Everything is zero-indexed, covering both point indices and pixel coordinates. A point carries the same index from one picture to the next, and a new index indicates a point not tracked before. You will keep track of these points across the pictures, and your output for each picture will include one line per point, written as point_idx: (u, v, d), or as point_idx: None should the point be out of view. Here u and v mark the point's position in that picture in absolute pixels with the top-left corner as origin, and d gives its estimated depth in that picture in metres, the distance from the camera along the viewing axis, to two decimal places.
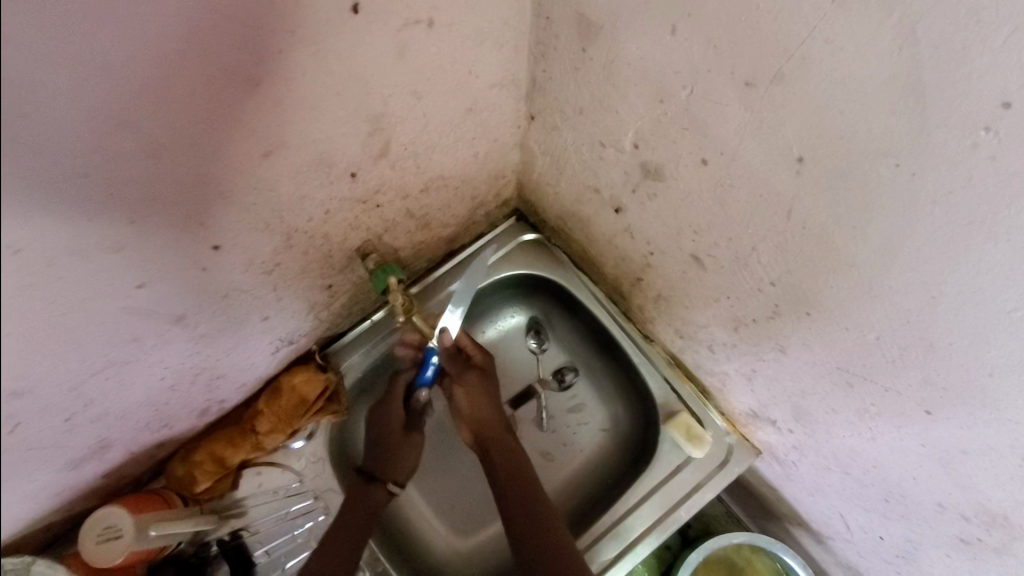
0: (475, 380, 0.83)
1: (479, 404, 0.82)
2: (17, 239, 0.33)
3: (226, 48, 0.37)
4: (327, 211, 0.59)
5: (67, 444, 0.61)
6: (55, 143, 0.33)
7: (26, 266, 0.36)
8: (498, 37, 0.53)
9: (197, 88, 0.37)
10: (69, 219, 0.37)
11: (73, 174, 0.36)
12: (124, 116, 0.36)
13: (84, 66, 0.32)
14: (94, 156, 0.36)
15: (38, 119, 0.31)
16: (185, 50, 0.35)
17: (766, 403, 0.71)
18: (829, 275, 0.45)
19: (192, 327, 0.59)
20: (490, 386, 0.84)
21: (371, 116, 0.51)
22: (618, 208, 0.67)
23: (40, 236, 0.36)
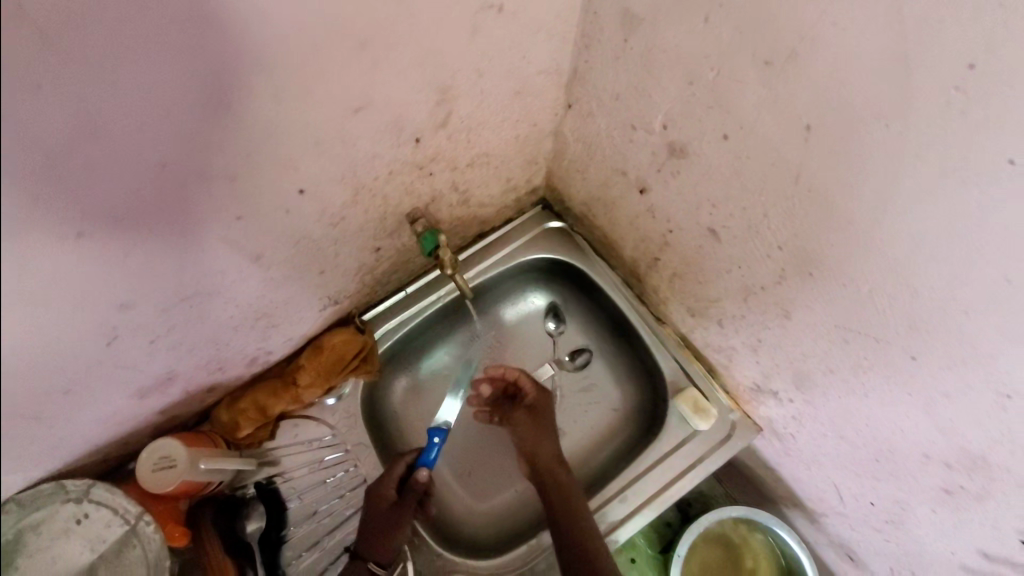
0: (526, 416, 0.93)
1: (533, 437, 0.92)
2: (160, 137, 0.43)
3: (343, 9, 0.45)
4: (390, 172, 0.67)
5: (143, 369, 0.68)
6: (205, 80, 0.42)
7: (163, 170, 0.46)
8: (551, 28, 0.62)
9: (315, 45, 0.46)
10: (204, 141, 0.47)
11: (218, 104, 0.45)
12: (263, 59, 0.44)
13: (249, 16, 0.41)
14: (235, 89, 0.45)
15: (198, 57, 0.41)
16: (313, 8, 0.43)
17: (769, 374, 0.78)
18: (829, 233, 0.53)
19: (265, 269, 0.67)
20: (542, 418, 0.93)
21: (440, 87, 0.59)
22: (642, 188, 0.75)
23: (182, 146, 0.46)
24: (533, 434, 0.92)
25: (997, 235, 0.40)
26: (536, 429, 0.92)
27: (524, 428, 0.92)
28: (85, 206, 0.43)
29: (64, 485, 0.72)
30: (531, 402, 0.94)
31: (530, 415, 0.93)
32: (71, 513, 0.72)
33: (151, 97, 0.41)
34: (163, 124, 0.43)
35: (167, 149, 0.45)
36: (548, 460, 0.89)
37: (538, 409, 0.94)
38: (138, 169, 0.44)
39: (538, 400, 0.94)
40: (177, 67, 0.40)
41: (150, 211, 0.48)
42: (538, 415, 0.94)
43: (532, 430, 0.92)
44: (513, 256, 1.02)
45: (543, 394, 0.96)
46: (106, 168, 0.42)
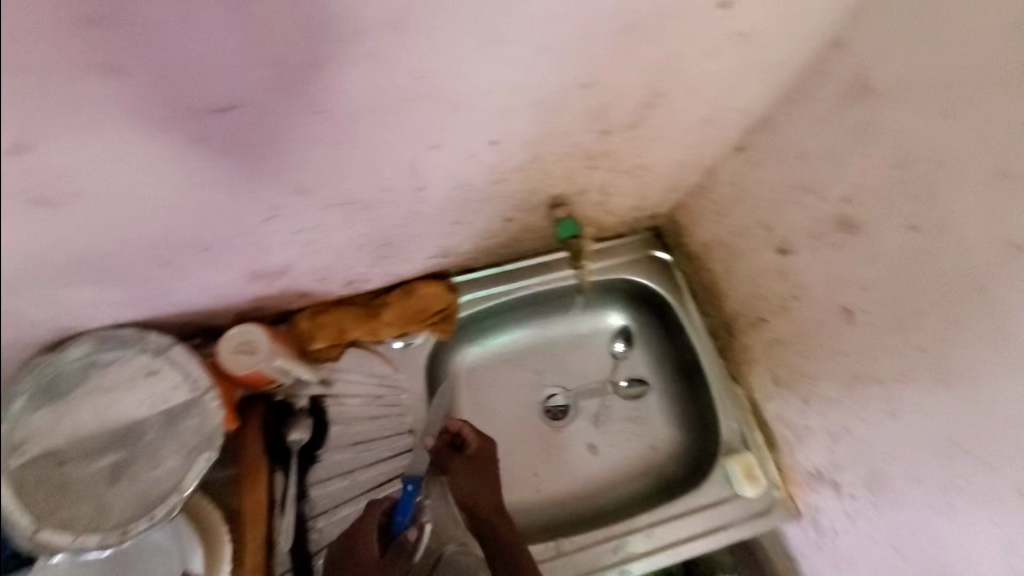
0: (466, 468, 0.86)
1: (475, 490, 0.85)
2: (437, 52, 0.45)
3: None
4: (567, 154, 0.68)
5: (272, 253, 0.70)
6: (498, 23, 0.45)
7: (418, 81, 0.48)
8: (772, 72, 0.64)
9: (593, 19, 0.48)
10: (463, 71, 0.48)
11: (494, 42, 0.46)
12: (551, 18, 0.46)
13: None
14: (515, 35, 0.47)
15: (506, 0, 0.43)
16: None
17: (840, 464, 0.78)
18: (988, 354, 0.53)
19: (420, 201, 0.69)
20: (481, 473, 0.86)
21: (655, 92, 0.61)
22: (784, 249, 0.76)
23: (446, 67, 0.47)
24: (472, 492, 0.84)
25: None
26: (477, 483, 0.85)
27: (462, 483, 0.84)
28: (331, 86, 0.46)
29: (145, 337, 0.75)
30: (469, 453, 0.87)
31: (469, 467, 0.86)
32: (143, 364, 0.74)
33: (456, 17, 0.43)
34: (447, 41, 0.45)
35: (431, 68, 0.47)
36: (489, 514, 0.83)
37: (477, 460, 0.87)
38: (398, 74, 0.47)
39: (475, 451, 0.87)
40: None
41: (386, 113, 0.50)
42: (478, 468, 0.86)
43: (474, 485, 0.85)
44: (613, 270, 1.03)
45: (486, 443, 0.88)
46: (378, 58, 0.44)
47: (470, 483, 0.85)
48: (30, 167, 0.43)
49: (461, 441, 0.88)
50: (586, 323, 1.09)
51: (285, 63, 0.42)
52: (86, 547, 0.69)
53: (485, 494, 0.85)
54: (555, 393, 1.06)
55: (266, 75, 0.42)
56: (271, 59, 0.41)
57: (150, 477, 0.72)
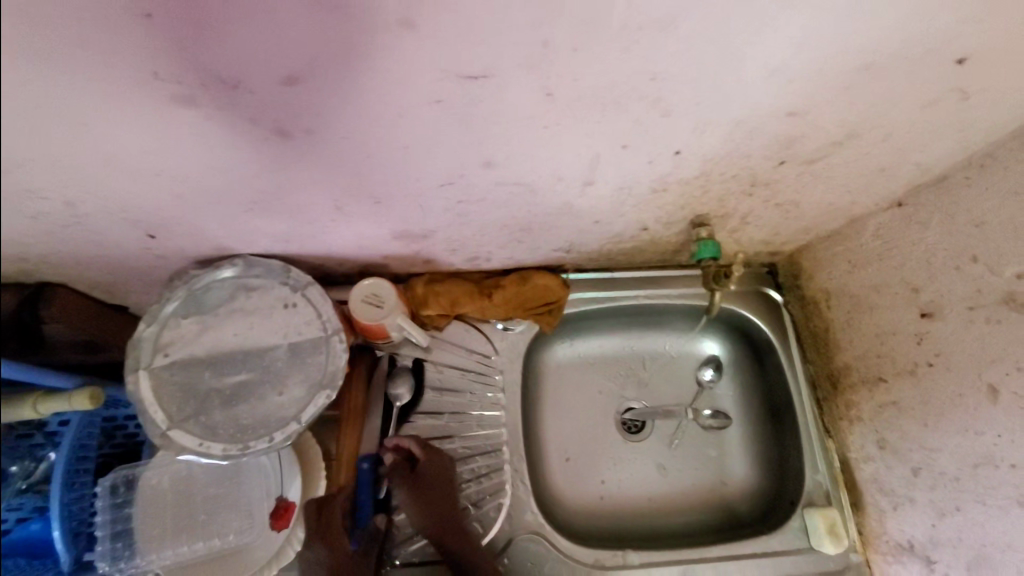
0: (416, 487, 0.84)
1: (428, 509, 0.83)
2: (678, 63, 0.48)
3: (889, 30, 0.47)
4: (734, 176, 0.69)
5: (428, 216, 0.73)
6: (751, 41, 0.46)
7: (647, 88, 0.50)
8: (970, 134, 0.62)
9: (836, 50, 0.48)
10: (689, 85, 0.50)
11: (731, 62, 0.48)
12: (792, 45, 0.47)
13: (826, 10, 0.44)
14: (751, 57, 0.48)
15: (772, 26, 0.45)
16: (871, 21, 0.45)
17: (942, 544, 0.75)
18: None
19: (580, 195, 0.70)
20: (431, 488, 0.85)
21: (850, 131, 0.60)
22: (928, 314, 0.74)
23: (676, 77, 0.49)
24: (421, 509, 0.83)
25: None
26: (429, 503, 0.83)
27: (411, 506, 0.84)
28: (574, 75, 0.48)
29: (289, 271, 0.80)
30: (421, 469, 0.85)
31: (415, 483, 0.84)
32: (283, 296, 0.80)
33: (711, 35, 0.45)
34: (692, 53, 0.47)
35: (670, 71, 0.49)
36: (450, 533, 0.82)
37: (428, 478, 0.85)
38: (636, 73, 0.48)
39: (428, 467, 0.85)
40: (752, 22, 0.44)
41: (600, 110, 0.53)
42: (422, 482, 0.85)
43: (427, 501, 0.84)
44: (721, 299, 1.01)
45: (436, 455, 0.87)
46: (626, 61, 0.47)
47: (421, 499, 0.84)
48: (287, 96, 0.48)
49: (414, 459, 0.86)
50: (671, 350, 1.09)
51: (547, 45, 0.44)
52: (210, 454, 0.74)
53: (444, 509, 0.84)
54: (635, 407, 1.05)
55: (529, 53, 0.45)
56: (538, 40, 0.44)
57: (274, 401, 0.77)
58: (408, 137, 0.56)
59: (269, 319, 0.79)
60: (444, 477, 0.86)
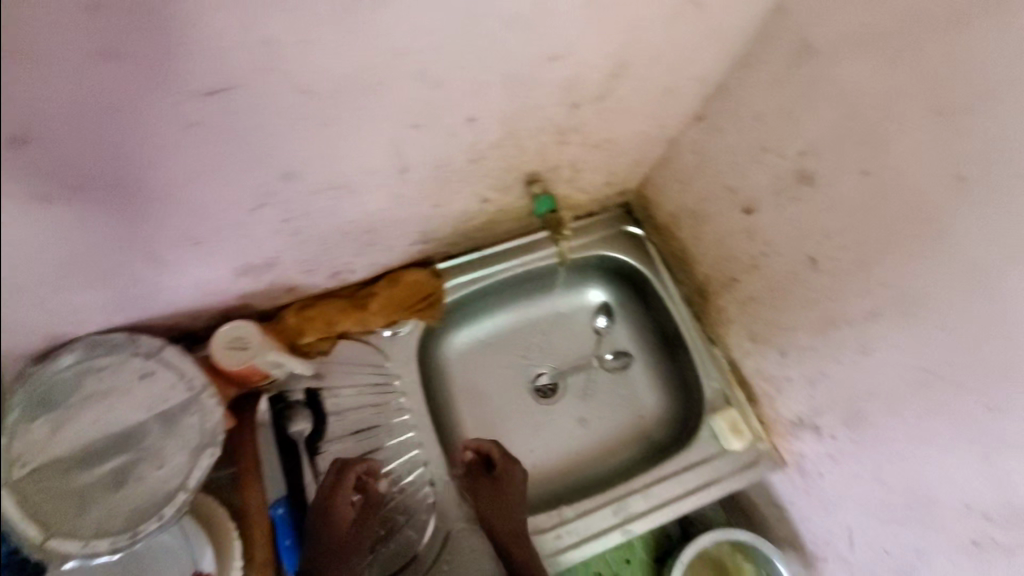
0: (488, 486, 0.85)
1: (502, 511, 0.83)
2: (415, 34, 0.49)
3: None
4: (538, 129, 0.72)
5: (260, 244, 0.70)
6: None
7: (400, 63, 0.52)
8: (723, 39, 0.68)
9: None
10: (437, 51, 0.52)
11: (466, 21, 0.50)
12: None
13: None
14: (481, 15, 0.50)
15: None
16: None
17: (820, 409, 0.82)
18: (942, 282, 0.58)
19: (402, 184, 0.71)
20: (500, 494, 0.84)
21: (618, 62, 0.65)
22: (749, 208, 0.81)
23: (423, 47, 0.51)
24: (488, 508, 0.83)
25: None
26: (501, 505, 0.83)
27: (483, 501, 0.84)
28: (319, 67, 0.49)
29: (137, 340, 0.76)
30: (496, 472, 0.86)
31: (492, 487, 0.85)
32: (138, 367, 0.75)
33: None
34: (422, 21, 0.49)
35: (416, 40, 0.50)
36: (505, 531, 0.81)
37: (502, 486, 0.85)
38: (382, 48, 0.49)
39: (500, 469, 0.86)
40: None
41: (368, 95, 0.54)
42: (501, 488, 0.85)
43: (496, 505, 0.84)
44: (590, 247, 1.07)
45: (512, 467, 0.86)
46: (363, 41, 0.48)
47: (494, 507, 0.83)
48: None
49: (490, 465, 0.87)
50: (564, 304, 1.13)
51: (272, 40, 0.45)
52: (97, 552, 0.69)
53: (510, 497, 0.84)
54: (544, 371, 1.08)
55: (257, 53, 0.45)
56: (258, 37, 0.44)
57: (155, 477, 0.72)
58: (188, 170, 0.53)
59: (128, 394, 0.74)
60: (516, 487, 0.85)
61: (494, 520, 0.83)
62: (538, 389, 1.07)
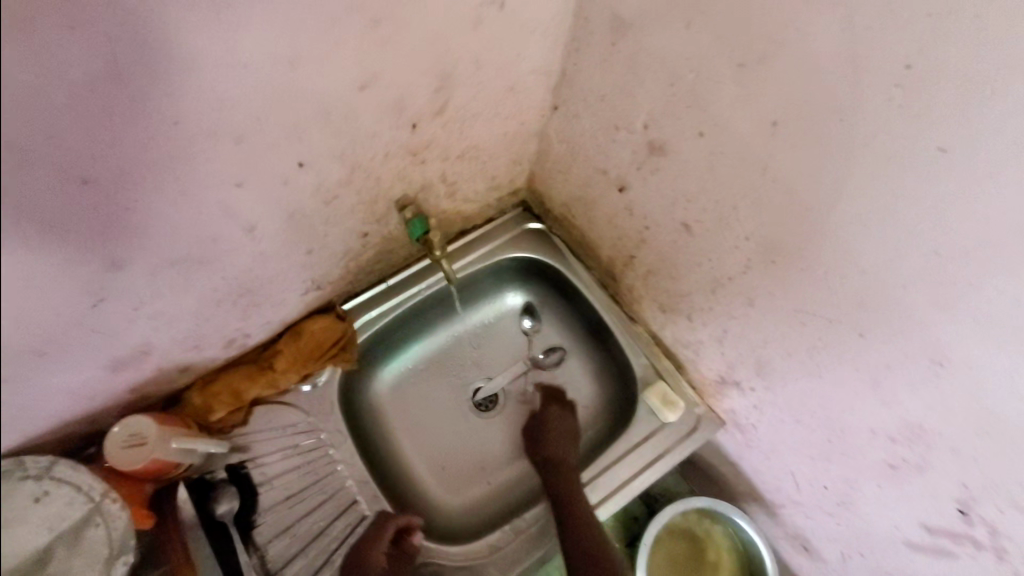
0: (543, 432, 1.00)
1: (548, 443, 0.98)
2: (196, 98, 0.48)
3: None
4: (387, 154, 0.70)
5: (121, 336, 0.67)
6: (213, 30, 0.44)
7: (191, 128, 0.50)
8: (546, 29, 0.68)
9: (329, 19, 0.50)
10: (227, 109, 0.51)
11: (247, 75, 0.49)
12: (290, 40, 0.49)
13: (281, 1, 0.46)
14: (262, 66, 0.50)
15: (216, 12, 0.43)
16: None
17: (733, 364, 0.83)
18: (793, 225, 0.59)
19: (257, 241, 0.68)
20: (561, 434, 0.99)
21: (443, 75, 0.63)
22: (622, 186, 0.81)
23: (210, 108, 0.50)
24: (547, 445, 0.97)
25: (940, 215, 0.45)
26: (549, 438, 0.98)
27: (540, 434, 1.00)
28: (98, 152, 0.45)
29: (22, 462, 0.66)
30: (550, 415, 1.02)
31: (547, 425, 1.01)
32: (32, 491, 0.65)
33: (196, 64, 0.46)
34: (200, 84, 0.47)
35: (184, 104, 0.48)
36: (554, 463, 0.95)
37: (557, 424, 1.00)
38: (147, 121, 0.46)
39: (554, 418, 1.01)
40: (221, 37, 0.45)
41: (166, 168, 0.51)
42: (555, 425, 1.00)
43: (551, 440, 0.98)
44: (496, 252, 1.06)
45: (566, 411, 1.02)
46: (142, 118, 0.46)
47: (551, 443, 0.98)
48: None
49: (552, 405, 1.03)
50: (487, 313, 1.10)
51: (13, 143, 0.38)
52: None
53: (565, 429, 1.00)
54: (480, 386, 1.06)
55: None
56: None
57: None
58: None
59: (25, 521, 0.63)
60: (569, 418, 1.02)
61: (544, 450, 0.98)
62: (475, 405, 1.05)
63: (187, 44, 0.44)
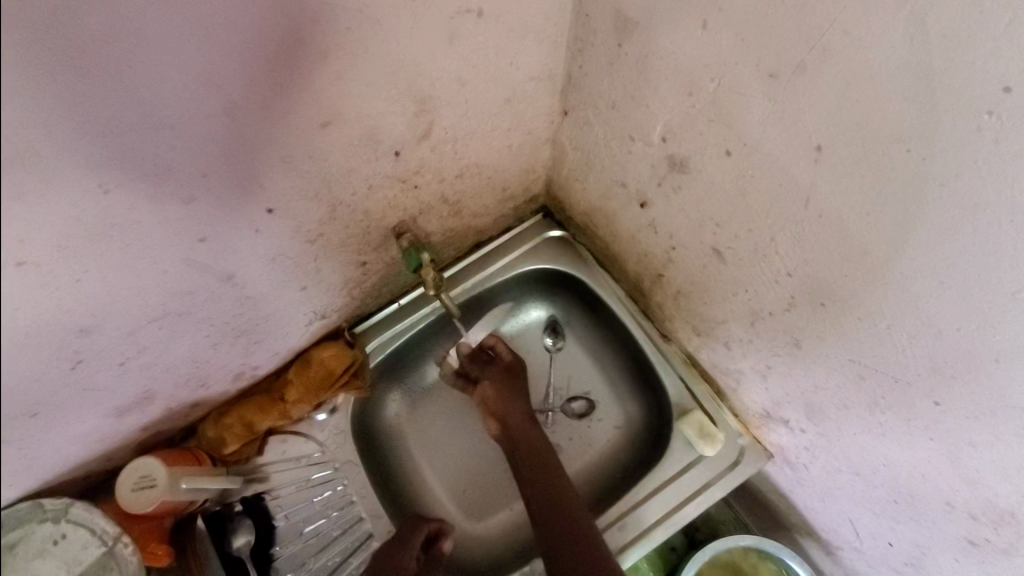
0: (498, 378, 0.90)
1: (503, 400, 0.89)
2: (133, 164, 0.43)
3: (283, 12, 0.42)
4: (370, 186, 0.65)
5: (116, 390, 0.63)
6: (121, 92, 0.38)
7: (131, 197, 0.44)
8: (540, 31, 0.59)
9: (264, 60, 0.43)
10: (169, 172, 0.45)
11: (192, 135, 0.44)
12: (232, 90, 0.44)
13: (212, 51, 0.40)
14: (212, 123, 0.44)
15: (108, 71, 0.37)
16: (251, 15, 0.40)
17: (779, 401, 0.72)
18: (848, 267, 0.47)
19: (240, 287, 0.64)
20: (513, 383, 0.90)
21: (418, 98, 0.57)
22: (643, 202, 0.70)
23: (153, 172, 0.44)
24: (503, 400, 0.88)
25: None
26: (506, 393, 0.89)
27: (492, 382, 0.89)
28: (28, 237, 0.39)
29: (42, 503, 0.65)
30: (503, 362, 0.91)
31: (501, 373, 0.90)
32: (50, 533, 0.65)
33: (126, 130, 0.40)
34: (141, 151, 0.42)
35: (106, 173, 0.41)
36: (520, 422, 0.87)
37: (512, 374, 0.91)
38: (77, 196, 0.41)
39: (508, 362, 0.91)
40: (151, 99, 0.40)
41: (110, 240, 0.46)
42: (509, 374, 0.91)
43: (506, 394, 0.89)
44: (514, 264, 0.97)
45: (518, 359, 0.93)
46: (77, 195, 0.41)
47: (508, 398, 0.89)
48: None
49: (497, 355, 0.92)
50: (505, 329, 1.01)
51: None
52: None
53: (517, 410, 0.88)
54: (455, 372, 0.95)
55: None
56: None
57: None
58: None
59: (42, 564, 0.64)
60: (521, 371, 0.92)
61: (505, 411, 0.88)
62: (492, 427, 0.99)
63: (115, 112, 0.39)
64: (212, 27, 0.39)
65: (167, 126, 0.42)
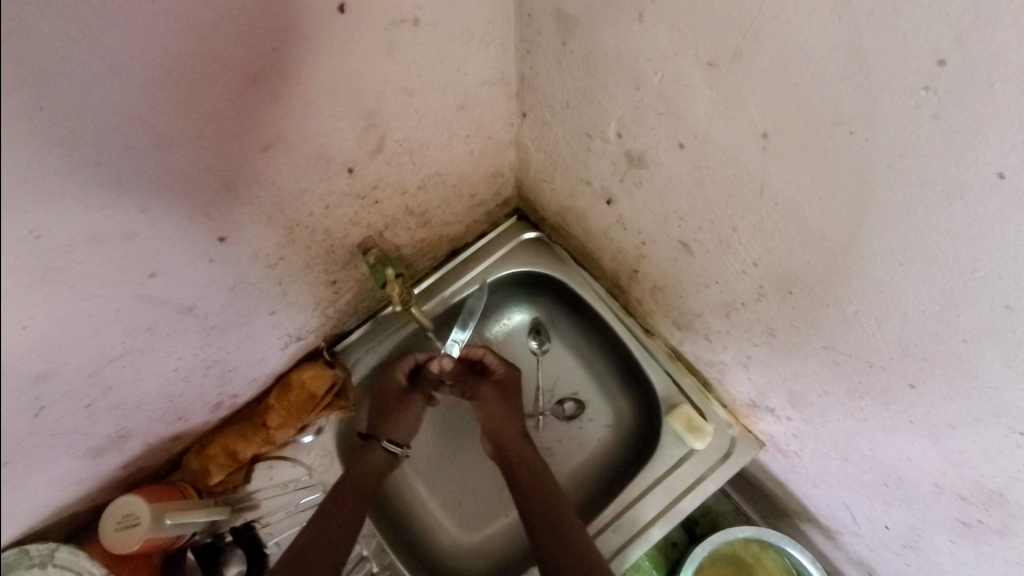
0: (494, 393, 0.91)
1: (499, 414, 0.89)
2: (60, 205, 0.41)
3: (205, 41, 0.40)
4: (328, 206, 0.64)
5: (88, 432, 0.62)
6: (39, 134, 0.36)
7: (67, 237, 0.43)
8: (484, 35, 0.58)
9: (191, 88, 0.42)
10: (101, 209, 0.44)
11: (120, 169, 0.43)
12: (158, 120, 0.42)
13: (132, 83, 0.39)
14: (141, 155, 0.43)
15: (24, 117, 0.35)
16: (169, 43, 0.39)
17: (764, 390, 0.71)
18: (809, 253, 0.46)
19: (202, 318, 0.63)
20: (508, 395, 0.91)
21: (365, 114, 0.56)
22: (609, 198, 0.69)
23: (85, 212, 0.43)
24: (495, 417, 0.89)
25: (1014, 246, 0.32)
26: (502, 408, 0.89)
27: (488, 399, 0.90)
28: None
29: (27, 550, 0.68)
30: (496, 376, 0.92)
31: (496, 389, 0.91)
32: None
33: (48, 172, 0.38)
34: (69, 191, 0.41)
35: (35, 217, 0.39)
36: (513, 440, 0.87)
37: (506, 387, 0.92)
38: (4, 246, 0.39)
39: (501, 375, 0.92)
40: (70, 137, 0.38)
41: (50, 284, 0.44)
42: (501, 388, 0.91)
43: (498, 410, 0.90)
44: (491, 270, 0.95)
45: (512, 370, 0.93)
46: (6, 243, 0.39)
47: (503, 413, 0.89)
48: None
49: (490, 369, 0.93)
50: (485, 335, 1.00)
51: None
52: None
53: (511, 419, 0.89)
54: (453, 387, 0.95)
55: None
56: None
57: None
58: None
59: None
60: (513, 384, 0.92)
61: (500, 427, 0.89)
62: (473, 434, 0.98)
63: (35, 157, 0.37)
64: (129, 59, 0.38)
65: (89, 164, 0.41)
